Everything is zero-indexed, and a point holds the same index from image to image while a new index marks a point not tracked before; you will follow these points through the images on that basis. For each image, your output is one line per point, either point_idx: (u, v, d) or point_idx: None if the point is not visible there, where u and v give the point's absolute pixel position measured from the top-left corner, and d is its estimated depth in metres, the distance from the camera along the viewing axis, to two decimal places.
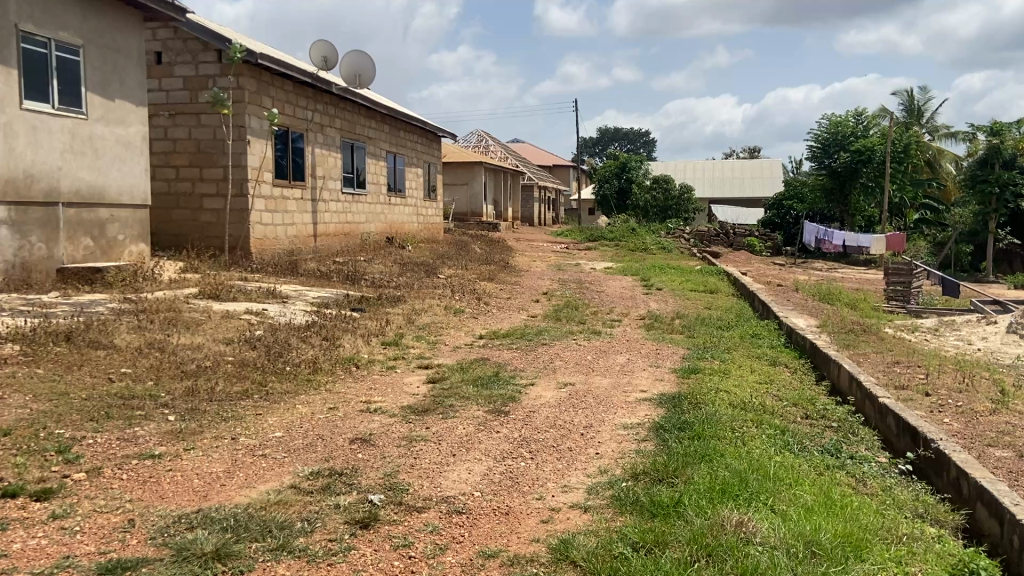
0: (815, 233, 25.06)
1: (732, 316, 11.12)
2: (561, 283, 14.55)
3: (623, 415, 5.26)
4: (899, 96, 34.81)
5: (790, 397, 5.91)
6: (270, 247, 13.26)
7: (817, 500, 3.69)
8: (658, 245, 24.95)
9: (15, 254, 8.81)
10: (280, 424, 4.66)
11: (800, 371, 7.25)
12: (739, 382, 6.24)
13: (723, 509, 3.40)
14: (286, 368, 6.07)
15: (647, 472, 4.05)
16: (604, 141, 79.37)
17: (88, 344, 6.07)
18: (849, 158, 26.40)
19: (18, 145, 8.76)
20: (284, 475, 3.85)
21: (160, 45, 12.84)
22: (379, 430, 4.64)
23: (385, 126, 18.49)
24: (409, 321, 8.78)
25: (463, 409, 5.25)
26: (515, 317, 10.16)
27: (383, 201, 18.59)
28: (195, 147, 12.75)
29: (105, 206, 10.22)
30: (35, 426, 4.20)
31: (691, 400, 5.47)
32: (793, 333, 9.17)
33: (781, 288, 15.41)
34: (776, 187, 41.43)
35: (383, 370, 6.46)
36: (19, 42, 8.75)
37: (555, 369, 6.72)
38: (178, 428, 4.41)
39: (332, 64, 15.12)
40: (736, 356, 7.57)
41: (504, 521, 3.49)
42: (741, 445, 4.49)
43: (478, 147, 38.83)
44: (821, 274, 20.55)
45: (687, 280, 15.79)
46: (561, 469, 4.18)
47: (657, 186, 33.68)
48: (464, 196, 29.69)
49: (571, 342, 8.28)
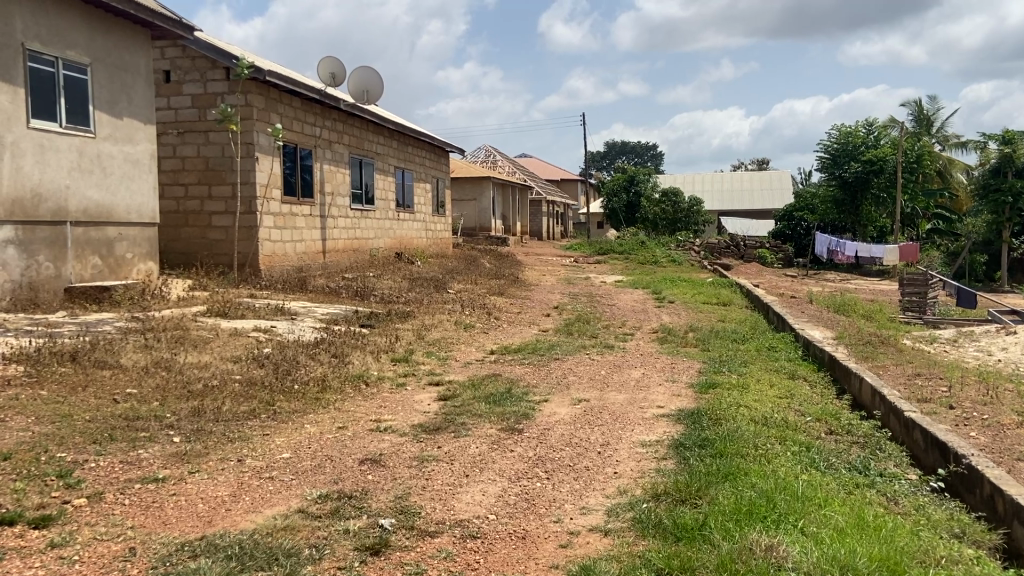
0: (828, 244, 24.91)
1: (747, 328, 10.95)
2: (572, 297, 14.42)
3: (641, 431, 5.11)
4: (908, 106, 34.65)
5: (812, 411, 5.74)
6: (279, 263, 13.18)
7: (849, 522, 3.53)
8: (668, 258, 24.77)
9: (23, 273, 8.73)
10: (288, 445, 4.53)
11: (820, 384, 7.08)
12: (759, 396, 6.07)
13: (751, 532, 3.25)
14: (294, 387, 5.93)
15: (669, 493, 3.90)
16: (612, 154, 79.46)
17: (93, 364, 5.96)
18: (860, 167, 26.23)
19: (25, 164, 8.71)
20: (291, 499, 3.71)
21: (168, 63, 12.84)
22: (390, 451, 4.49)
23: (393, 142, 18.45)
24: (419, 337, 8.66)
25: (476, 427, 5.10)
26: (526, 332, 10.00)
27: (392, 216, 18.53)
28: (203, 165, 12.72)
29: (113, 224, 10.16)
30: (36, 449, 4.07)
31: (711, 416, 5.29)
32: (810, 345, 9.01)
33: (795, 299, 15.22)
34: (786, 198, 41.29)
35: (393, 388, 6.32)
36: (26, 60, 8.71)
37: (569, 385, 6.57)
38: (183, 451, 4.28)
39: (340, 80, 15.08)
40: (754, 370, 7.41)
41: (521, 545, 3.34)
42: (765, 463, 4.33)
43: (486, 162, 38.82)
44: (835, 285, 20.30)
45: (699, 292, 15.62)
46: (579, 490, 4.02)
47: (666, 199, 33.46)
48: (472, 212, 29.63)
49: (584, 357, 8.12)
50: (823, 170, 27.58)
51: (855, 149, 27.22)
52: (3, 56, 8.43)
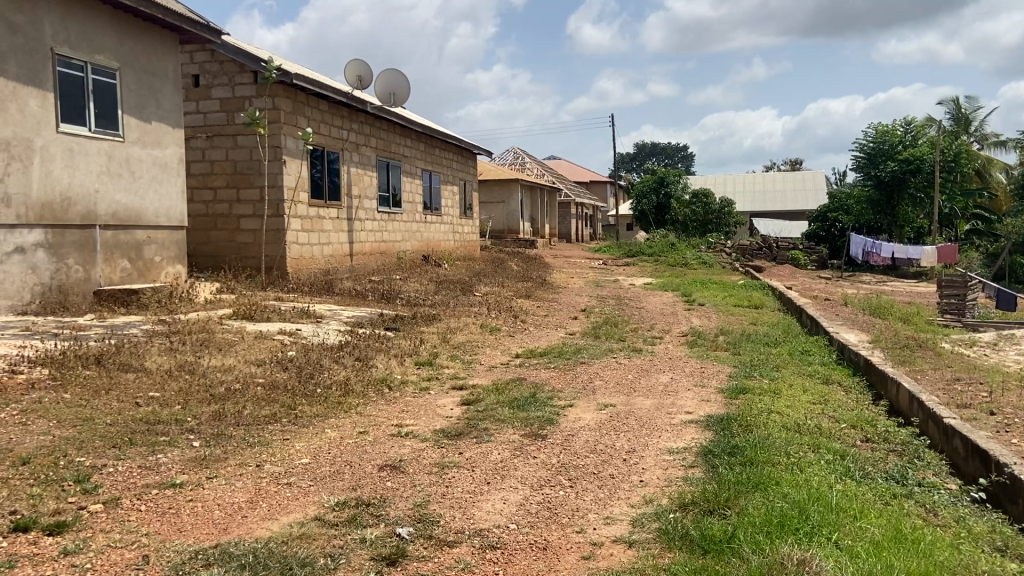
0: (863, 245, 24.47)
1: (779, 331, 10.73)
2: (600, 300, 14.27)
3: (668, 438, 4.97)
4: (946, 104, 33.94)
5: (847, 418, 5.55)
6: (306, 266, 13.21)
7: (885, 535, 3.37)
8: (699, 260, 24.47)
9: (52, 277, 8.80)
10: (307, 450, 4.46)
11: (855, 390, 6.88)
12: (791, 402, 5.89)
13: (782, 546, 3.11)
14: (317, 390, 5.89)
15: (696, 503, 3.76)
16: (642, 155, 79.01)
17: (118, 367, 5.97)
18: (897, 167, 25.67)
19: (55, 168, 8.79)
20: (308, 506, 3.63)
21: (197, 67, 12.92)
22: (410, 456, 4.41)
23: (421, 144, 18.45)
24: (444, 340, 8.59)
25: (499, 432, 5.01)
26: (553, 336, 9.88)
27: (419, 219, 18.51)
28: (231, 169, 12.78)
29: (142, 228, 10.23)
30: (56, 454, 4.04)
31: (741, 422, 5.14)
32: (845, 349, 8.79)
33: (828, 302, 14.91)
34: (819, 199, 40.71)
35: (416, 392, 6.24)
36: (55, 65, 8.80)
37: (595, 389, 6.45)
38: (202, 455, 4.23)
39: (367, 83, 15.09)
40: (786, 375, 7.22)
41: (542, 556, 3.23)
42: (798, 472, 4.18)
43: (514, 165, 38.77)
44: (870, 288, 19.90)
45: (731, 295, 15.37)
46: (603, 498, 3.90)
47: (696, 200, 33.24)
48: (501, 214, 29.57)
49: (612, 361, 7.99)
50: (858, 169, 27.08)
51: (892, 148, 26.67)
52: (33, 62, 8.52)
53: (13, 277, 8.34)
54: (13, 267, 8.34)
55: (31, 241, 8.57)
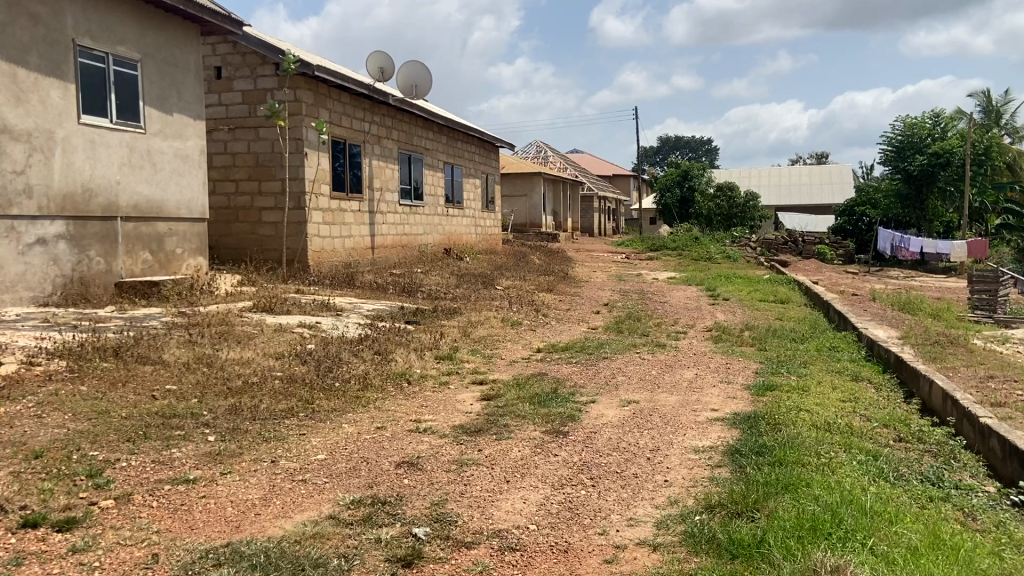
0: (891, 240, 24.18)
1: (806, 327, 10.50)
2: (622, 294, 14.09)
3: (693, 436, 4.82)
4: (976, 97, 33.27)
5: (879, 417, 5.37)
6: (327, 259, 13.16)
7: (922, 541, 3.22)
8: (723, 254, 24.19)
9: (74, 268, 8.81)
10: (323, 445, 4.36)
11: (886, 387, 6.68)
12: (821, 400, 5.72)
13: (815, 552, 2.97)
14: (335, 384, 5.80)
15: (724, 504, 3.62)
16: (665, 149, 78.52)
17: (136, 359, 5.92)
18: (926, 160, 25.25)
19: (76, 160, 8.79)
20: (323, 504, 3.53)
21: (220, 59, 12.90)
22: (429, 453, 4.30)
23: (443, 137, 18.34)
24: (465, 334, 8.49)
25: (519, 429, 4.89)
26: (575, 330, 9.74)
27: (441, 212, 18.42)
28: (253, 161, 12.76)
29: (163, 220, 10.22)
30: (69, 448, 3.99)
31: (769, 421, 4.98)
32: (874, 345, 8.58)
33: (856, 297, 14.63)
34: (846, 193, 40.12)
35: (436, 387, 6.15)
36: (77, 56, 8.79)
37: (617, 385, 6.31)
38: (216, 450, 4.14)
39: (389, 75, 15.00)
40: (814, 371, 7.03)
41: (563, 559, 3.11)
42: (828, 473, 4.02)
43: (537, 158, 38.58)
44: (898, 283, 19.54)
45: (756, 290, 15.12)
46: (626, 499, 3.77)
47: (721, 194, 32.89)
48: (523, 208, 29.41)
49: (635, 356, 7.83)
50: (887, 162, 26.58)
51: (922, 141, 26.12)
52: (54, 53, 8.51)
53: (35, 268, 8.36)
54: (34, 259, 8.35)
55: (53, 232, 8.57)
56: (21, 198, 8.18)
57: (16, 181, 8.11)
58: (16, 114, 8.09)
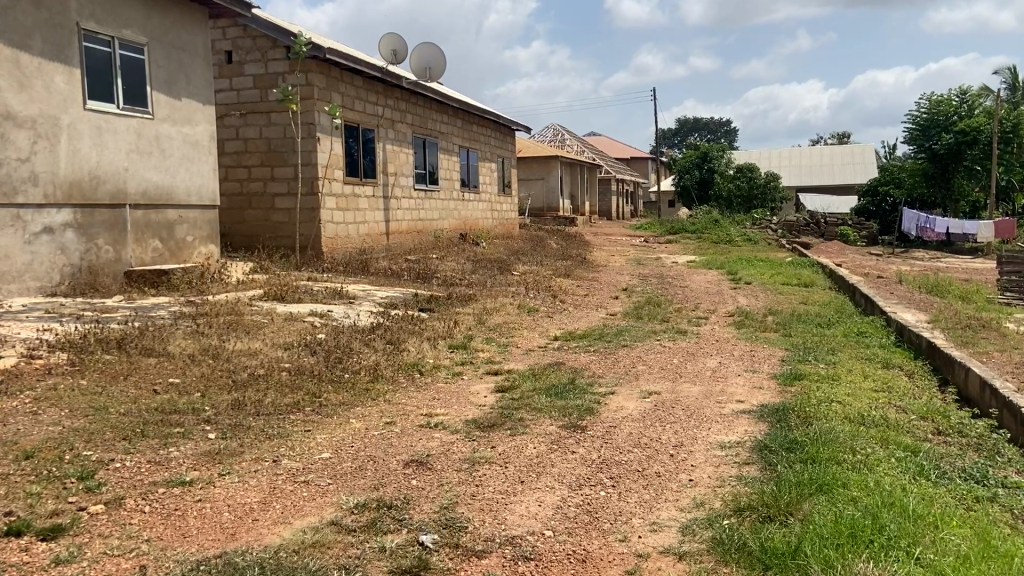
0: (916, 221, 23.76)
1: (832, 311, 10.17)
2: (642, 279, 13.79)
3: (719, 431, 4.56)
4: (1004, 73, 32.45)
5: (915, 408, 5.07)
6: (341, 245, 12.97)
7: (971, 548, 2.95)
8: (743, 237, 23.81)
9: (82, 257, 8.66)
10: (329, 443, 4.14)
11: (919, 375, 6.39)
12: (854, 390, 5.43)
13: (856, 563, 2.71)
14: (344, 376, 5.60)
15: (754, 507, 3.37)
16: (683, 131, 77.82)
17: (140, 351, 5.74)
18: (952, 138, 24.60)
19: (82, 146, 8.62)
20: (325, 508, 3.31)
21: (230, 43, 12.68)
22: (438, 451, 4.08)
23: (458, 120, 18.06)
24: (480, 322, 8.26)
25: (535, 424, 4.65)
26: (593, 316, 9.49)
27: (456, 196, 18.18)
28: (265, 147, 12.56)
29: (173, 207, 10.05)
30: (62, 447, 3.80)
31: (799, 414, 4.70)
32: (904, 330, 8.26)
33: (882, 279, 14.25)
34: (869, 172, 39.41)
35: (449, 378, 5.93)
36: (81, 40, 8.58)
37: (637, 374, 6.07)
38: (217, 449, 3.93)
39: (402, 57, 14.71)
40: (844, 359, 6.73)
41: (582, 570, 2.89)
42: (866, 472, 3.76)
43: (553, 141, 38.21)
44: (925, 264, 19.10)
45: (778, 273, 14.77)
46: (649, 501, 3.52)
47: (741, 175, 32.38)
48: (541, 191, 29.11)
49: (655, 344, 7.56)
50: (911, 141, 25.92)
51: (948, 119, 25.36)
52: (58, 37, 8.31)
53: (42, 258, 8.21)
54: (41, 248, 8.20)
55: (59, 221, 8.42)
56: (27, 186, 8.01)
57: (21, 169, 7.94)
58: (19, 100, 7.91)
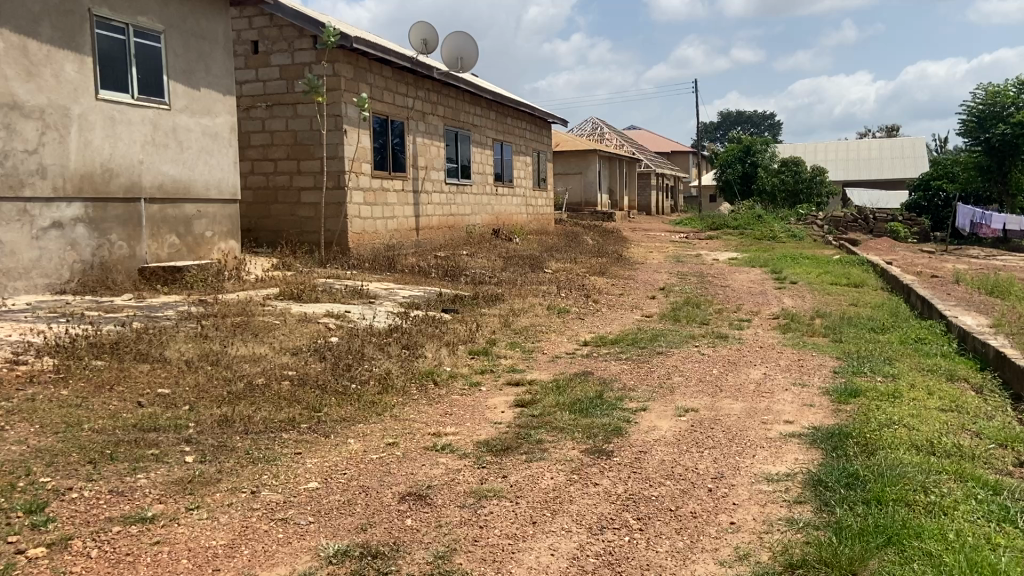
0: (971, 217, 22.62)
1: (887, 314, 9.46)
2: (680, 277, 13.13)
3: (765, 459, 3.99)
4: None
5: (993, 434, 4.42)
6: (368, 241, 12.54)
7: None
8: (787, 233, 22.94)
9: (93, 253, 8.34)
10: (319, 469, 3.67)
11: (987, 391, 5.71)
12: (919, 411, 4.80)
13: None
14: (350, 387, 5.13)
15: (811, 565, 2.78)
16: (726, 125, 76.50)
17: (134, 356, 5.33)
18: (1008, 131, 23.40)
19: (94, 138, 8.29)
20: (299, 556, 2.83)
21: (256, 33, 12.30)
22: (441, 482, 3.57)
23: (492, 113, 17.54)
24: (505, 324, 7.75)
25: (555, 448, 4.12)
26: (627, 318, 8.91)
27: (490, 190, 17.67)
28: (291, 140, 12.18)
29: (191, 202, 9.71)
30: (16, 472, 3.37)
31: (858, 441, 4.09)
32: (967, 337, 7.52)
33: (938, 279, 13.41)
34: (919, 167, 37.99)
35: (465, 389, 5.42)
36: (92, 27, 8.23)
37: (674, 388, 5.49)
38: (190, 476, 3.48)
39: (433, 47, 14.21)
40: (904, 371, 6.06)
41: None
42: (943, 517, 3.16)
43: (593, 135, 37.46)
44: (980, 262, 18.09)
45: (825, 271, 14.00)
46: (681, 551, 2.98)
47: (786, 169, 31.35)
48: (578, 185, 28.46)
49: (693, 351, 6.95)
50: (966, 134, 24.76)
51: (1005, 111, 24.07)
52: (68, 23, 7.98)
53: (50, 254, 7.90)
54: (50, 243, 7.89)
55: (70, 216, 8.10)
56: (34, 178, 7.68)
57: (28, 161, 7.61)
58: (26, 89, 7.58)
